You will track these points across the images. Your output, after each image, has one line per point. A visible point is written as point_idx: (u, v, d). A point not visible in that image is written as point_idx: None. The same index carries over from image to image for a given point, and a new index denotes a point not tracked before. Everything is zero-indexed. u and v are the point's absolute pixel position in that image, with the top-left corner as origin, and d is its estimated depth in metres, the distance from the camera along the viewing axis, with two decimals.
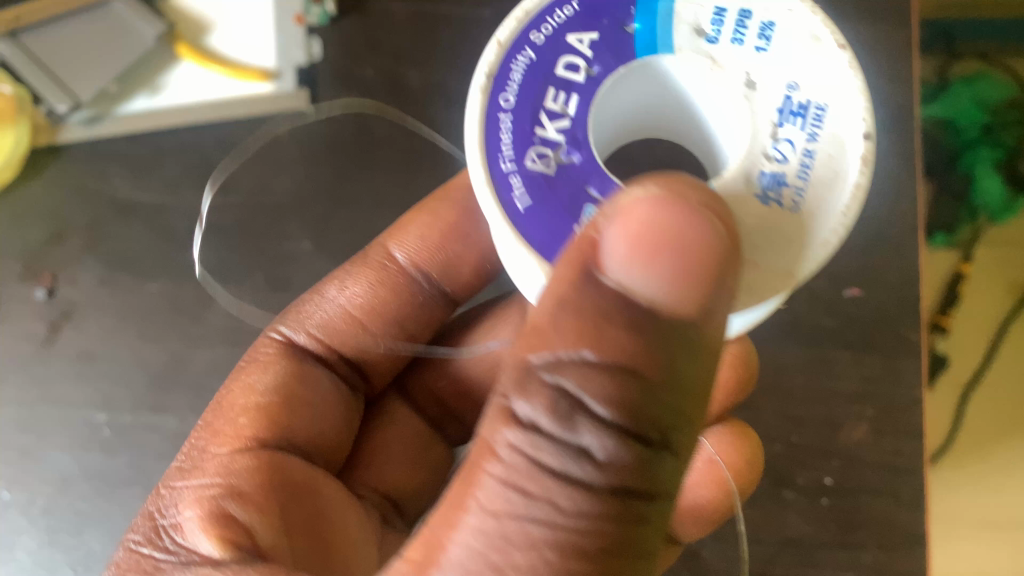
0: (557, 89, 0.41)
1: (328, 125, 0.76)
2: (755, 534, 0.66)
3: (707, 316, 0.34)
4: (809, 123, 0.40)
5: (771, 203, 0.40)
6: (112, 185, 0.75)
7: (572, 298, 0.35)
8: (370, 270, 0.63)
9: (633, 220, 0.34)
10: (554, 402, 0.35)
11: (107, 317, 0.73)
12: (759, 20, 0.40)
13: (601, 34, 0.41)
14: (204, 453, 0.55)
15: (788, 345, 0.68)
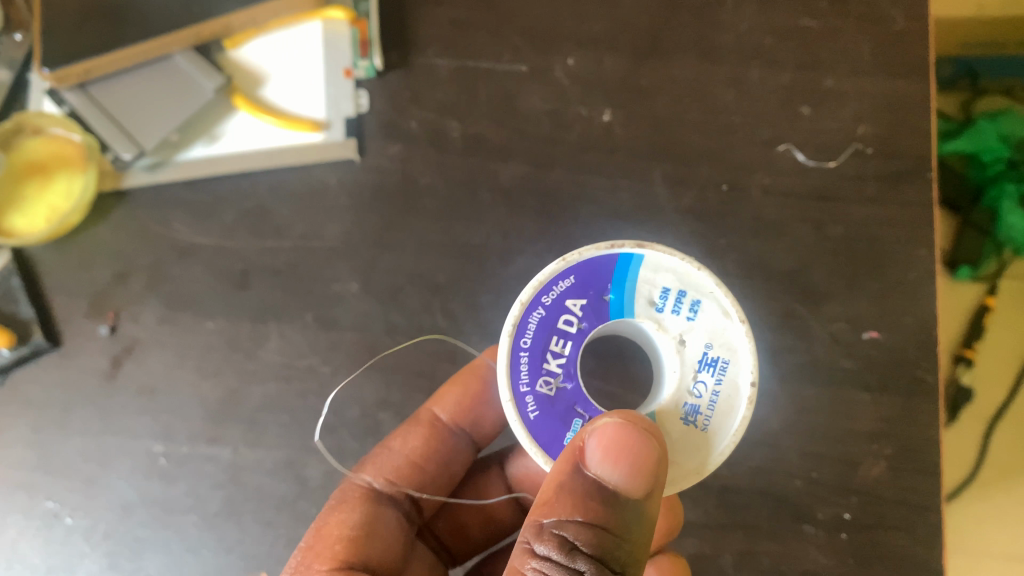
0: (560, 338, 0.56)
1: (376, 174, 0.81)
2: (778, 566, 0.69)
3: (651, 493, 0.49)
4: (717, 372, 0.55)
5: (689, 423, 0.55)
6: (172, 230, 0.81)
7: (568, 481, 0.50)
8: (422, 430, 0.69)
9: (604, 435, 0.49)
10: (561, 542, 0.50)
11: (167, 353, 0.77)
12: (690, 298, 0.56)
13: (591, 300, 0.56)
14: (307, 570, 0.60)
15: (808, 386, 0.72)
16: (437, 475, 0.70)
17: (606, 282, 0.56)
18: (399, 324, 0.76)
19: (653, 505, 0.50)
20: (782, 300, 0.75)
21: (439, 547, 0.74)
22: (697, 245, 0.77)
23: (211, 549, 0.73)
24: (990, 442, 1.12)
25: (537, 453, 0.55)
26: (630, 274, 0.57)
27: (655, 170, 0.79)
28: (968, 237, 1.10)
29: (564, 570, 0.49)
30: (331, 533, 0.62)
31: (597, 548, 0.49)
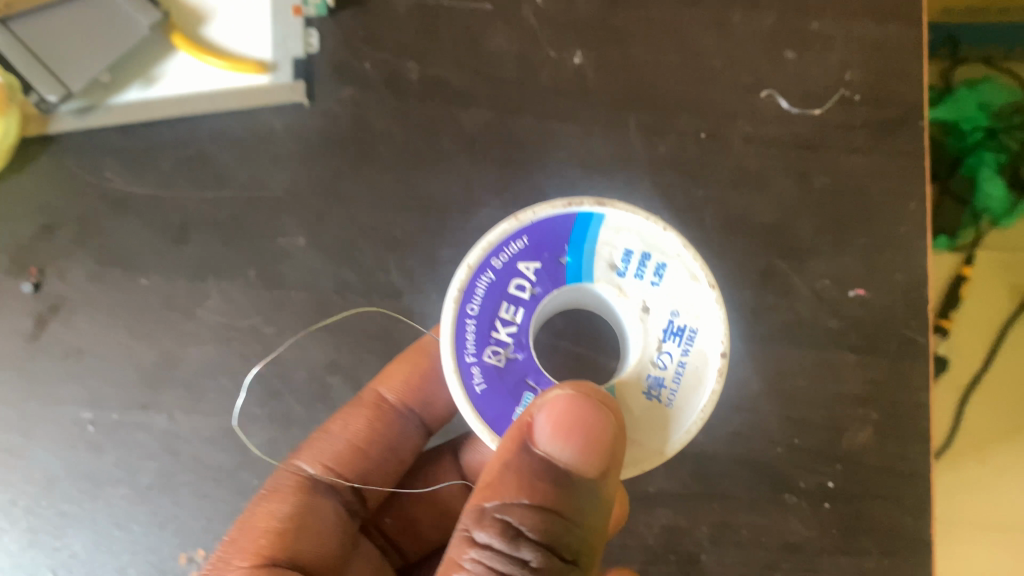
0: (511, 304, 0.48)
1: (327, 120, 0.74)
2: (757, 539, 0.64)
3: (605, 474, 0.45)
4: (684, 342, 0.48)
5: (652, 399, 0.48)
6: (103, 179, 0.74)
7: (514, 462, 0.45)
8: (364, 411, 0.62)
9: (555, 409, 0.44)
10: (505, 528, 0.45)
11: (97, 313, 0.71)
12: (655, 261, 0.49)
13: (546, 262, 0.49)
14: (226, 567, 0.52)
15: (791, 347, 0.67)
16: (384, 463, 0.63)
17: (562, 242, 0.49)
18: (350, 281, 0.71)
19: (608, 486, 0.45)
20: (764, 256, 0.69)
21: (388, 545, 0.68)
22: (675, 197, 0.71)
23: (144, 524, 0.68)
24: (965, 412, 1.06)
25: (484, 430, 0.48)
26: (590, 233, 0.49)
27: (629, 116, 0.73)
28: (945, 205, 1.05)
29: (508, 560, 0.44)
30: (256, 526, 0.55)
31: (545, 534, 0.44)
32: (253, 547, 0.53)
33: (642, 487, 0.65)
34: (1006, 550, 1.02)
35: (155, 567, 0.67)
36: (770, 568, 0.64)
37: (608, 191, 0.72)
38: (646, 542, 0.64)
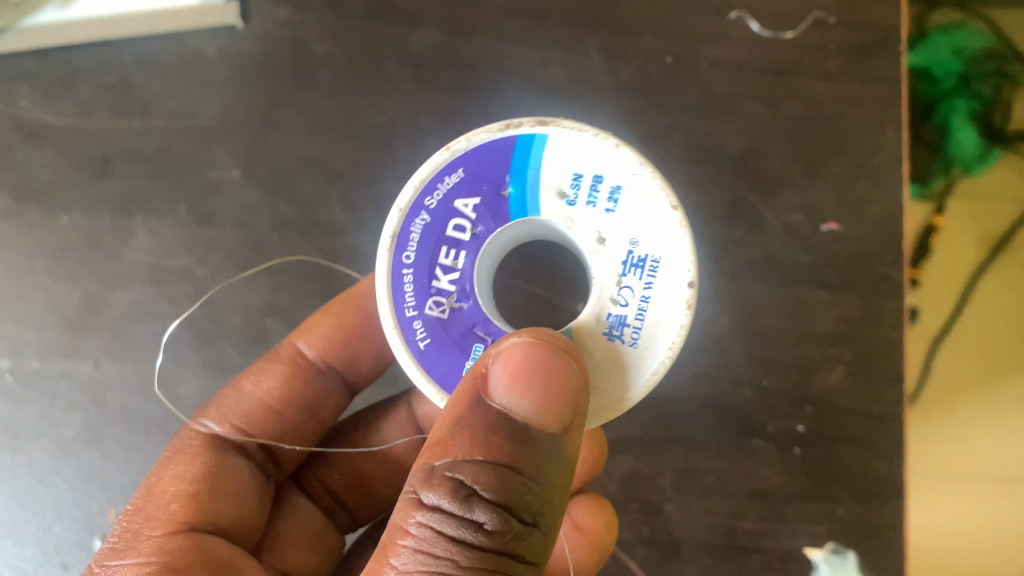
0: (450, 248, 0.45)
1: (261, 43, 0.68)
2: (723, 486, 0.61)
3: (568, 426, 0.40)
4: (646, 273, 0.43)
5: (615, 340, 0.43)
6: (18, 108, 0.68)
7: (466, 416, 0.40)
8: (280, 368, 0.58)
9: (512, 359, 0.39)
10: (456, 487, 0.39)
11: (14, 253, 0.66)
12: (608, 184, 0.44)
13: (485, 198, 0.44)
14: (136, 537, 0.48)
15: (758, 285, 0.63)
16: (301, 422, 0.58)
17: (502, 173, 0.44)
18: (289, 217, 0.66)
19: (571, 443, 0.40)
20: (732, 189, 0.65)
21: (334, 505, 0.63)
22: (638, 126, 0.66)
23: (69, 480, 0.63)
24: (934, 362, 1.02)
25: (432, 389, 0.44)
26: (532, 160, 0.44)
27: (590, 39, 0.68)
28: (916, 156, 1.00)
29: (459, 523, 0.39)
30: (165, 491, 0.50)
31: (501, 494, 0.39)
32: (161, 515, 0.49)
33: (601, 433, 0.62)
34: (976, 501, 0.98)
35: (83, 524, 0.63)
36: (735, 517, 0.61)
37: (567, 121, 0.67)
38: (606, 490, 0.61)
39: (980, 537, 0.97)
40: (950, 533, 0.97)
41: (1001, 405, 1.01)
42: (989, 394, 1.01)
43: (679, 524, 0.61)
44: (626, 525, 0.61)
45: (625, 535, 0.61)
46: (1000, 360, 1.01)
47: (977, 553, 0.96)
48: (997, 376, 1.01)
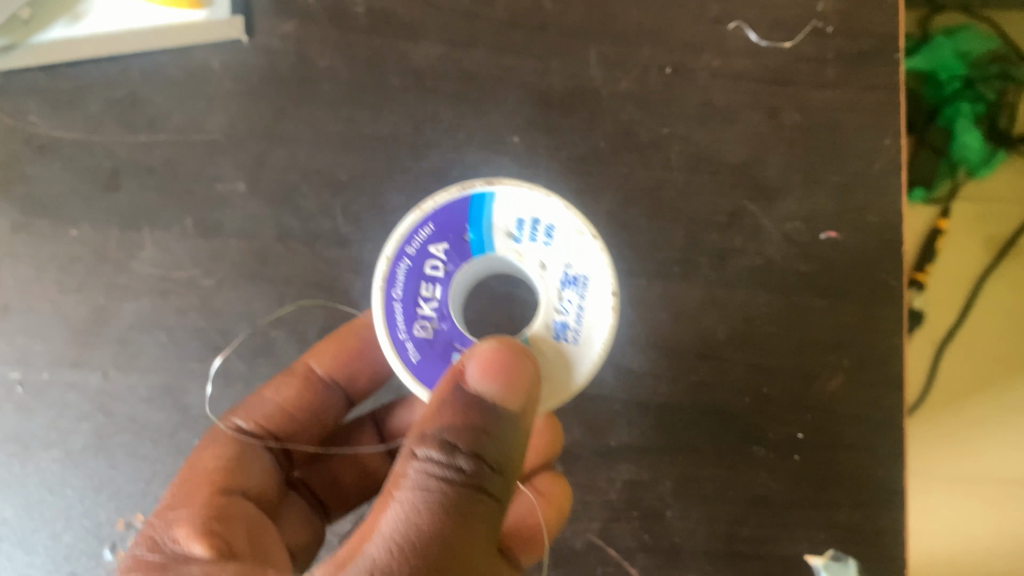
0: (429, 283, 0.49)
1: (265, 57, 0.69)
2: (723, 493, 0.61)
3: (529, 404, 0.45)
4: (579, 288, 0.48)
5: (561, 342, 0.48)
6: (28, 124, 0.69)
7: (448, 397, 0.44)
8: (295, 380, 0.60)
9: (482, 354, 0.44)
10: (441, 444, 0.43)
11: (23, 266, 0.67)
12: (543, 221, 0.49)
13: (453, 242, 0.49)
14: (186, 499, 0.51)
15: (757, 292, 0.64)
16: (311, 426, 0.62)
17: (463, 222, 0.49)
18: (293, 229, 0.66)
19: (529, 417, 0.45)
20: (731, 197, 0.66)
21: (315, 503, 0.64)
22: (636, 137, 0.67)
23: (78, 489, 0.63)
24: (940, 364, 1.02)
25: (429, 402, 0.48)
26: (483, 208, 0.49)
27: (589, 50, 0.68)
28: (921, 158, 1.01)
29: (442, 477, 0.43)
30: (205, 468, 0.54)
31: (476, 451, 0.43)
32: (206, 487, 0.52)
33: (603, 440, 0.62)
34: (981, 503, 0.99)
35: (92, 533, 0.63)
36: (735, 524, 0.61)
37: (567, 132, 0.68)
38: (607, 498, 0.61)
39: (985, 538, 0.98)
40: (953, 534, 0.98)
41: (1007, 407, 1.01)
42: (995, 396, 1.01)
43: (679, 531, 0.61)
44: (627, 533, 0.61)
45: (627, 542, 0.61)
46: (1006, 362, 1.02)
47: (980, 553, 0.98)
48: (1003, 378, 1.02)
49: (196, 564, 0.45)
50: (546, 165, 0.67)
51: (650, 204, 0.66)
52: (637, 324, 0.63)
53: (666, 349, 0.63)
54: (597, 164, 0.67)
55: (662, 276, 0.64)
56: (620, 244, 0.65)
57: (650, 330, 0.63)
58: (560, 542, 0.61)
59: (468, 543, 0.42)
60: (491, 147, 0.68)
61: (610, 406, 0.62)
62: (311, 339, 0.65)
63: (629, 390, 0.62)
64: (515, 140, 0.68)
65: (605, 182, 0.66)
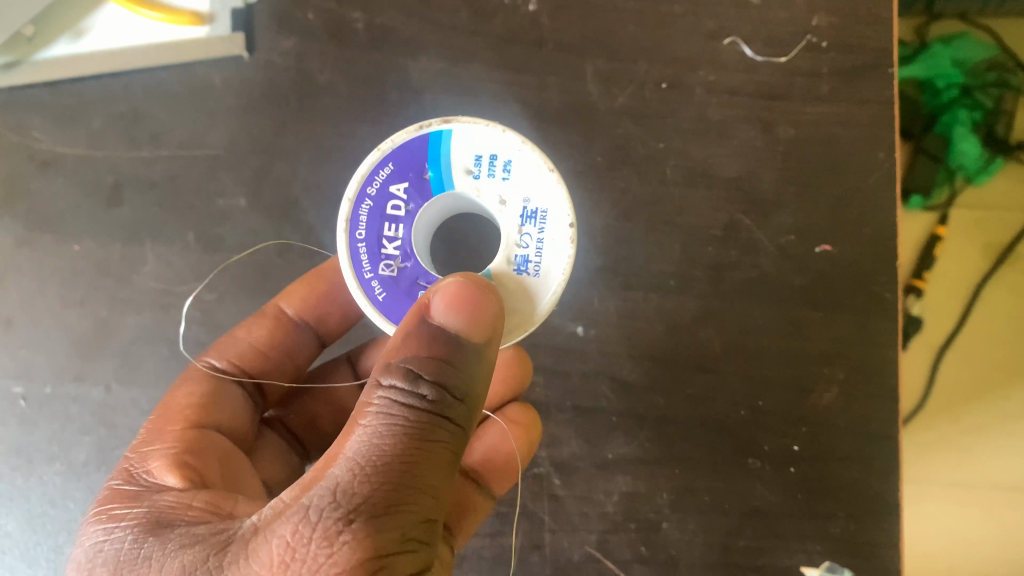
0: (391, 222, 0.50)
1: (267, 73, 0.70)
2: (719, 505, 0.62)
3: (492, 338, 0.45)
4: (538, 222, 0.49)
5: (523, 275, 0.49)
6: (31, 139, 0.69)
7: (415, 329, 0.45)
8: (266, 321, 0.62)
9: (449, 289, 0.44)
10: (407, 372, 0.44)
11: (26, 280, 0.68)
12: (500, 159, 0.50)
13: (414, 179, 0.50)
14: (159, 433, 0.53)
15: (752, 305, 0.64)
16: (284, 365, 0.63)
17: (422, 161, 0.50)
18: (294, 242, 0.67)
19: (492, 350, 0.46)
20: (726, 211, 0.66)
21: (292, 440, 0.67)
22: (633, 151, 0.68)
23: (80, 501, 0.64)
24: (938, 371, 1.03)
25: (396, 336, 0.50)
26: (441, 144, 0.50)
27: (586, 65, 0.69)
28: (918, 166, 1.02)
29: (406, 404, 0.43)
30: (179, 404, 0.55)
31: (439, 380, 0.44)
32: (180, 423, 0.54)
33: (600, 452, 0.63)
34: (978, 510, 1.00)
35: None
36: (731, 535, 0.61)
37: (565, 146, 0.68)
38: (604, 510, 0.62)
39: (983, 545, 0.99)
40: (949, 540, 0.99)
41: (1005, 414, 1.02)
42: (993, 403, 1.02)
43: (676, 543, 0.61)
44: (624, 544, 0.61)
45: (624, 554, 0.61)
46: (1004, 369, 1.03)
47: (977, 560, 0.99)
48: (1001, 385, 1.02)
49: (168, 491, 0.47)
50: None
51: (646, 216, 0.66)
52: (634, 337, 0.64)
53: (662, 362, 0.64)
54: (594, 178, 0.68)
55: (658, 289, 0.65)
56: (617, 257, 0.66)
57: (646, 343, 0.64)
58: (558, 553, 0.61)
59: (427, 468, 0.42)
60: None
61: (607, 418, 0.63)
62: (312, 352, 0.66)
63: (625, 402, 0.63)
64: None
65: (602, 195, 0.67)
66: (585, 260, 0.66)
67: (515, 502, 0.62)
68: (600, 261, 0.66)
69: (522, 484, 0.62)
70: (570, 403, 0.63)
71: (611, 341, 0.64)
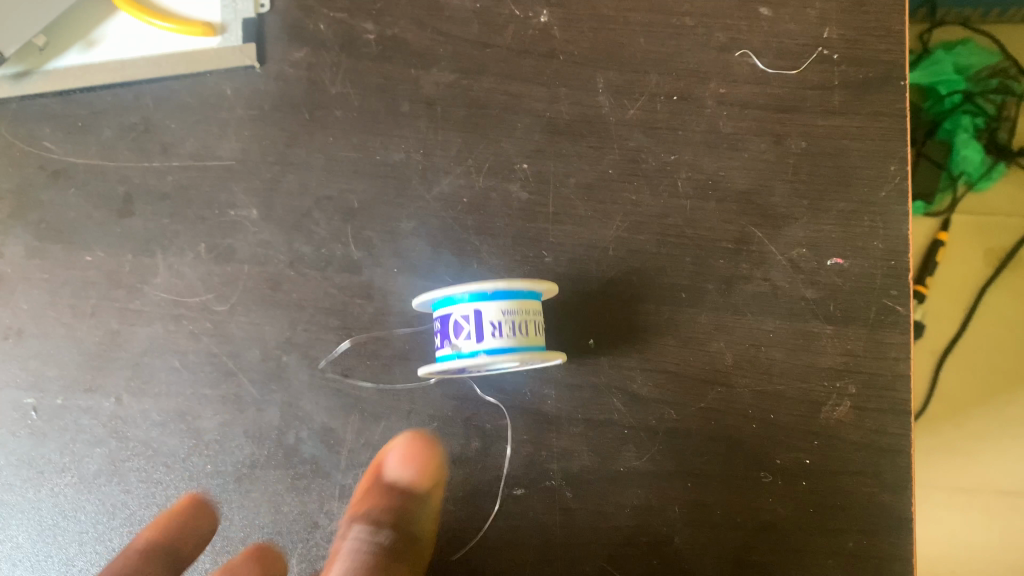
0: (450, 334, 0.60)
1: (278, 84, 0.70)
2: (732, 519, 0.61)
3: (433, 493, 0.64)
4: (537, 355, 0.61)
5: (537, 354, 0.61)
6: (41, 149, 0.69)
7: (383, 491, 0.65)
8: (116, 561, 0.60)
9: (395, 448, 0.62)
10: (371, 524, 0.65)
11: (36, 291, 0.67)
12: (514, 330, 0.59)
13: (466, 309, 0.59)
14: None
15: (764, 319, 0.64)
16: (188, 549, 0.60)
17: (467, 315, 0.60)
18: (305, 254, 0.67)
19: (435, 500, 0.64)
20: (738, 224, 0.66)
21: None
22: (644, 164, 0.68)
23: (92, 513, 0.63)
24: (940, 377, 1.04)
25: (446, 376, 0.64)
26: (488, 291, 0.59)
27: (597, 77, 0.69)
28: (919, 170, 1.02)
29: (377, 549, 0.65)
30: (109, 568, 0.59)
31: (402, 523, 0.66)
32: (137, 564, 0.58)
33: (612, 465, 0.62)
34: (981, 515, 1.00)
35: (104, 559, 0.63)
36: (743, 549, 0.61)
37: (576, 158, 0.68)
38: (616, 524, 0.61)
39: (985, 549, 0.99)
40: (950, 542, 1.00)
41: (1006, 419, 1.02)
42: (994, 407, 1.02)
43: (688, 557, 0.61)
44: (636, 558, 0.61)
45: (636, 568, 0.61)
46: (1005, 375, 1.03)
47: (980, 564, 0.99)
48: (1002, 390, 1.03)
49: None
50: (555, 191, 0.68)
51: (657, 230, 0.66)
52: (646, 349, 0.64)
53: (674, 375, 0.63)
54: (605, 190, 0.68)
55: (670, 302, 0.65)
56: (629, 270, 0.66)
57: (658, 356, 0.64)
58: (571, 568, 0.61)
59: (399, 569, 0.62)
60: (501, 173, 0.68)
61: (618, 431, 0.62)
62: (322, 363, 0.65)
63: (637, 415, 0.63)
64: (524, 166, 0.68)
65: (613, 208, 0.67)
66: (597, 273, 0.66)
67: (526, 515, 0.61)
68: (611, 274, 0.66)
69: (534, 497, 0.62)
70: (581, 415, 0.63)
71: (623, 354, 0.64)
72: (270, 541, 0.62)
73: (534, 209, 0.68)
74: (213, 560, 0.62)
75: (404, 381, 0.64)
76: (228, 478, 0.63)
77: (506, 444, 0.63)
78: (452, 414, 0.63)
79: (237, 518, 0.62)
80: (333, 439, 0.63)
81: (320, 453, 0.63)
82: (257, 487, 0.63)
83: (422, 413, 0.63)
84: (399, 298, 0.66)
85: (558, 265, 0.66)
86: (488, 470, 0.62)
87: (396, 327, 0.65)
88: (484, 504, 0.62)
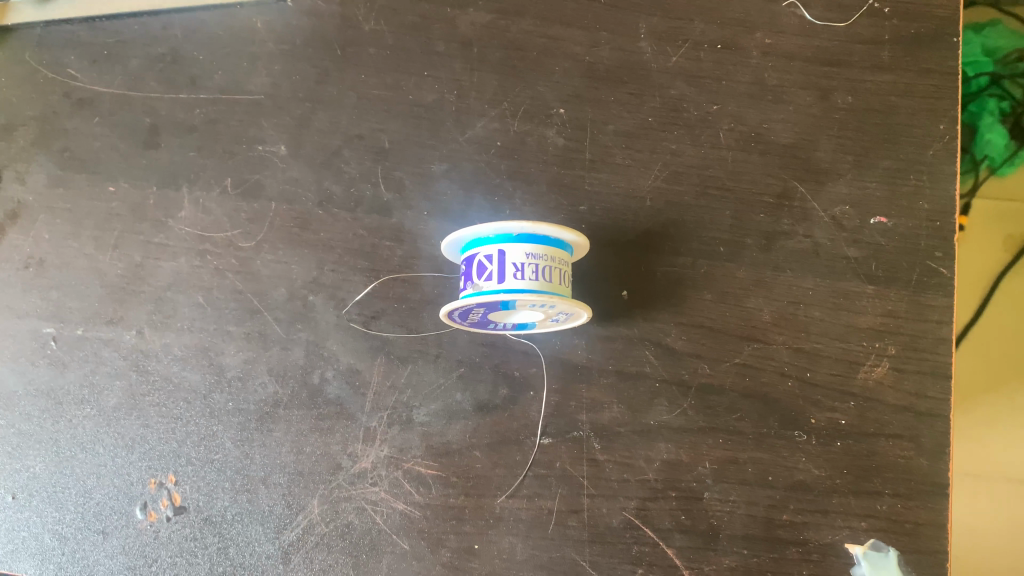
0: (472, 274, 0.58)
1: (311, 19, 0.69)
2: (764, 477, 0.59)
3: None
4: (560, 310, 0.58)
5: (561, 313, 0.58)
6: (67, 77, 0.68)
7: None
8: None
9: None
10: None
11: (59, 221, 0.66)
12: (536, 276, 0.56)
13: (490, 249, 0.58)
14: None
15: (804, 276, 0.62)
16: None
17: (490, 256, 0.58)
18: (334, 193, 0.66)
19: None
20: (781, 177, 0.64)
21: None
22: (685, 113, 0.66)
23: (110, 447, 0.62)
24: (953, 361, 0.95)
25: (471, 327, 0.61)
26: (513, 234, 0.57)
27: (639, 23, 0.68)
28: None
29: None
30: None
31: None
32: None
33: (642, 419, 0.60)
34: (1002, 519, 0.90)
35: (123, 492, 0.61)
36: (774, 508, 0.59)
37: (615, 105, 0.66)
38: (645, 478, 0.59)
39: (1010, 560, 0.89)
40: (960, 531, 0.90)
41: (1020, 407, 0.92)
42: (1008, 393, 0.93)
43: (717, 514, 0.59)
44: (664, 513, 0.59)
45: (663, 523, 0.59)
46: (1020, 361, 0.93)
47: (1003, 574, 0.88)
48: (1017, 377, 0.93)
49: None
50: (592, 138, 0.66)
51: (696, 182, 0.65)
52: (681, 303, 0.62)
53: (710, 330, 0.62)
54: (644, 139, 0.66)
55: (707, 256, 0.63)
56: (666, 221, 0.64)
57: (693, 310, 0.62)
58: (596, 519, 0.59)
59: None
60: (537, 117, 0.66)
61: (649, 384, 0.61)
62: (348, 304, 0.63)
63: (670, 368, 0.61)
64: (561, 111, 0.66)
65: (652, 157, 0.65)
66: (633, 223, 0.64)
67: (553, 465, 0.60)
68: (648, 225, 0.64)
69: (562, 448, 0.60)
70: (613, 367, 0.61)
71: (658, 307, 0.62)
72: (291, 481, 0.61)
73: (570, 155, 0.66)
74: (233, 499, 0.60)
75: (432, 326, 0.63)
76: (250, 416, 0.62)
77: (535, 393, 0.61)
78: (480, 360, 0.62)
79: (258, 457, 0.61)
80: (359, 380, 0.62)
81: (345, 394, 0.62)
82: (280, 427, 0.62)
83: (450, 358, 0.62)
84: (429, 241, 0.64)
85: (593, 215, 0.64)
86: (515, 418, 0.61)
87: (425, 273, 0.64)
88: (511, 452, 0.60)
